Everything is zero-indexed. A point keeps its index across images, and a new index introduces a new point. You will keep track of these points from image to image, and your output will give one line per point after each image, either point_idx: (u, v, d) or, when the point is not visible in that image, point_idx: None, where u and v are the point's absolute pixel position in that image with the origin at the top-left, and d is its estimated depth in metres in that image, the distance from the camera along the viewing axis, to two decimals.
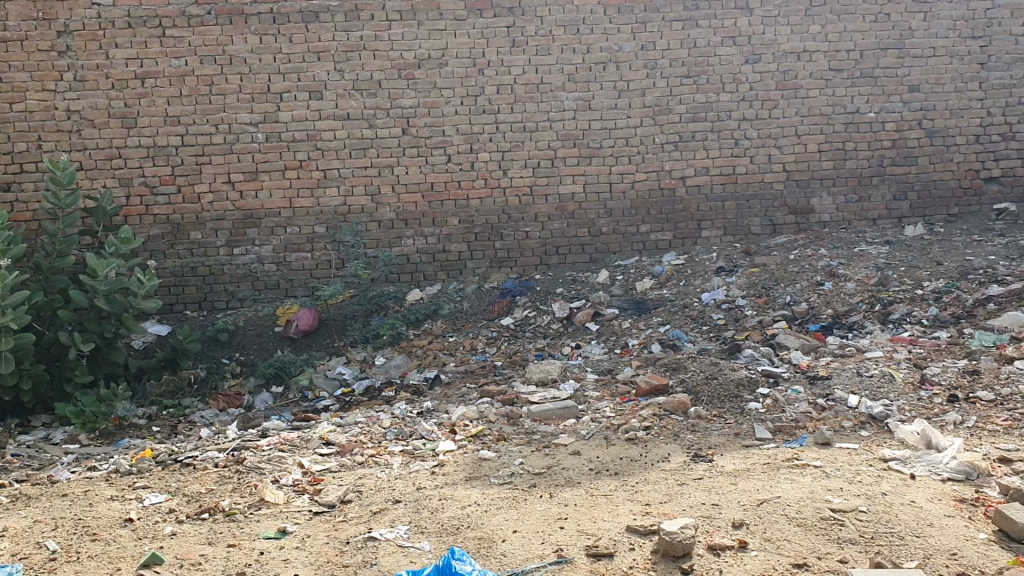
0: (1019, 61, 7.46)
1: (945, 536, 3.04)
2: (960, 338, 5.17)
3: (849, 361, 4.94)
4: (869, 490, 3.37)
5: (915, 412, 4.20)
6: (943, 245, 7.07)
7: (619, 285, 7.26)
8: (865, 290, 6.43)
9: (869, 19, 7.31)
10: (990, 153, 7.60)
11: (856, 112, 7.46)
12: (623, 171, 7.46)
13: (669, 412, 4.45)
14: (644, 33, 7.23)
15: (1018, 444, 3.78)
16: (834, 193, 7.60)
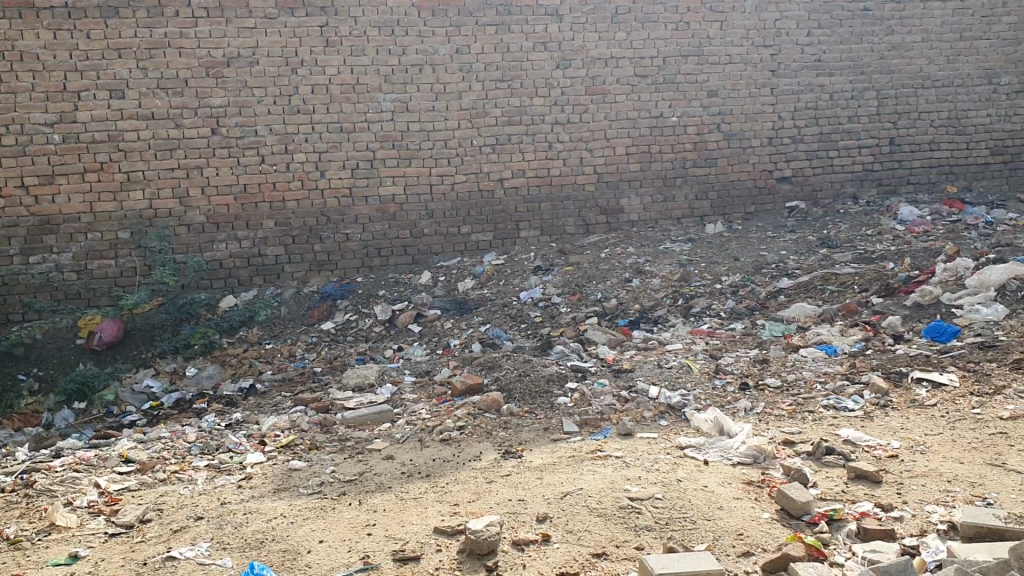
0: (806, 69, 8.01)
1: (733, 518, 3.23)
2: (754, 329, 5.51)
3: (652, 354, 5.17)
4: (665, 478, 3.54)
5: (709, 400, 4.45)
6: (740, 242, 7.51)
7: (441, 286, 7.28)
8: (669, 285, 6.75)
9: (670, 27, 7.66)
10: (782, 155, 8.13)
11: (661, 116, 7.81)
12: (442, 173, 7.49)
13: (482, 411, 4.50)
14: (458, 37, 7.29)
15: (801, 426, 4.07)
16: (641, 193, 7.92)
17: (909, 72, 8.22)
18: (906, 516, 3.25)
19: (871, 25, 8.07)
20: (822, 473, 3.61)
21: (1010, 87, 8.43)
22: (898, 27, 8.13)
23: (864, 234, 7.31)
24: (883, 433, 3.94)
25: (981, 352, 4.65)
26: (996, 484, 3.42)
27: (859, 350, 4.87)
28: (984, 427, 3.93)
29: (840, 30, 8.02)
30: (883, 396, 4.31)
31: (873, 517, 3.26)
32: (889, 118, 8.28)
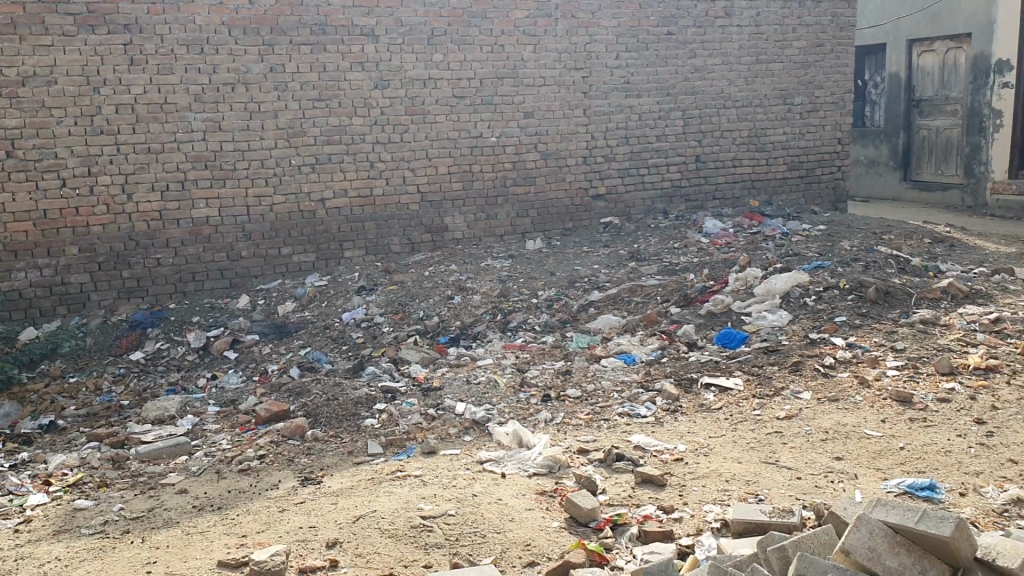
0: (616, 91, 8.34)
1: (522, 529, 3.31)
2: (563, 341, 5.69)
3: (462, 371, 5.24)
4: (461, 494, 3.59)
5: (512, 414, 4.57)
6: (557, 257, 7.71)
7: (259, 310, 7.11)
8: (489, 301, 6.85)
9: (486, 49, 7.81)
10: (596, 173, 8.42)
11: (479, 136, 7.93)
12: (260, 193, 7.34)
13: (286, 437, 4.43)
14: (271, 56, 7.18)
15: (596, 435, 4.24)
16: (464, 212, 8.01)
17: (711, 93, 8.69)
18: (685, 516, 3.41)
19: (675, 48, 8.48)
20: (612, 480, 3.75)
21: (803, 108, 9.05)
22: (700, 51, 8.57)
23: (671, 247, 7.65)
24: (671, 438, 4.15)
25: (764, 356, 4.99)
26: (768, 481, 3.65)
27: (656, 359, 5.15)
28: (762, 427, 4.22)
29: (647, 53, 8.39)
30: (674, 401, 4.58)
31: (655, 519, 3.40)
32: (696, 137, 8.71)
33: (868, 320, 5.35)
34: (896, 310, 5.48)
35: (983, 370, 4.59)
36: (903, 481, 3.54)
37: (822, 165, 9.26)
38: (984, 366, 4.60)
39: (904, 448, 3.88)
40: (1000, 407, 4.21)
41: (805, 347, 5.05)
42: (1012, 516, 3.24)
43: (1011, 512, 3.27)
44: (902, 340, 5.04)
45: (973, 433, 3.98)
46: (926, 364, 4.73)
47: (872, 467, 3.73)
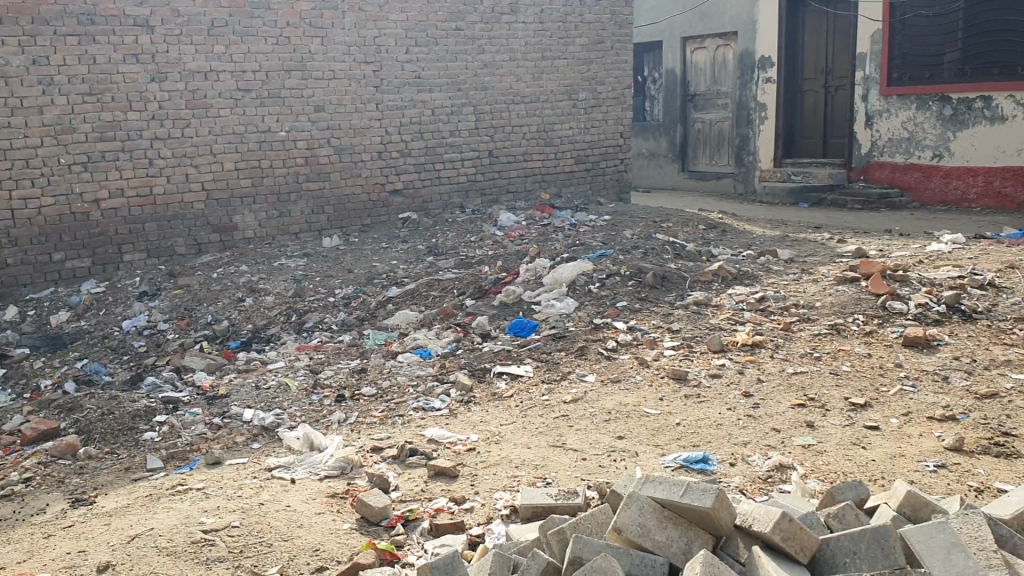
0: (407, 85, 8.30)
1: (311, 534, 3.23)
2: (359, 340, 5.65)
3: (251, 376, 5.07)
4: (246, 504, 3.46)
5: (303, 416, 4.48)
6: (354, 254, 7.60)
7: (29, 321, 6.58)
8: (283, 302, 6.64)
9: (271, 42, 7.57)
10: (391, 168, 8.35)
11: (268, 131, 7.68)
12: (26, 196, 6.78)
13: (55, 457, 4.12)
14: (33, 47, 6.64)
15: (389, 432, 4.22)
16: (255, 210, 7.74)
17: (500, 88, 8.83)
18: (476, 506, 3.44)
19: (463, 44, 8.55)
20: (404, 476, 3.74)
21: (587, 103, 9.37)
22: (488, 46, 8.69)
23: (467, 241, 7.72)
24: (463, 429, 4.20)
25: (552, 343, 5.18)
26: (556, 464, 3.75)
27: (450, 351, 5.24)
28: (550, 412, 4.34)
29: (436, 48, 8.41)
30: (467, 392, 4.64)
31: (447, 511, 3.42)
32: (487, 132, 8.83)
33: (648, 304, 5.63)
34: (673, 294, 5.79)
35: (750, 346, 4.93)
36: (679, 455, 3.73)
37: (607, 158, 9.64)
38: (750, 342, 4.93)
39: (680, 423, 4.10)
40: (765, 379, 4.53)
41: (590, 332, 5.27)
42: (775, 481, 3.50)
43: (774, 477, 3.52)
44: (679, 321, 5.33)
45: (740, 406, 4.27)
46: (700, 343, 5.02)
47: (652, 444, 3.91)
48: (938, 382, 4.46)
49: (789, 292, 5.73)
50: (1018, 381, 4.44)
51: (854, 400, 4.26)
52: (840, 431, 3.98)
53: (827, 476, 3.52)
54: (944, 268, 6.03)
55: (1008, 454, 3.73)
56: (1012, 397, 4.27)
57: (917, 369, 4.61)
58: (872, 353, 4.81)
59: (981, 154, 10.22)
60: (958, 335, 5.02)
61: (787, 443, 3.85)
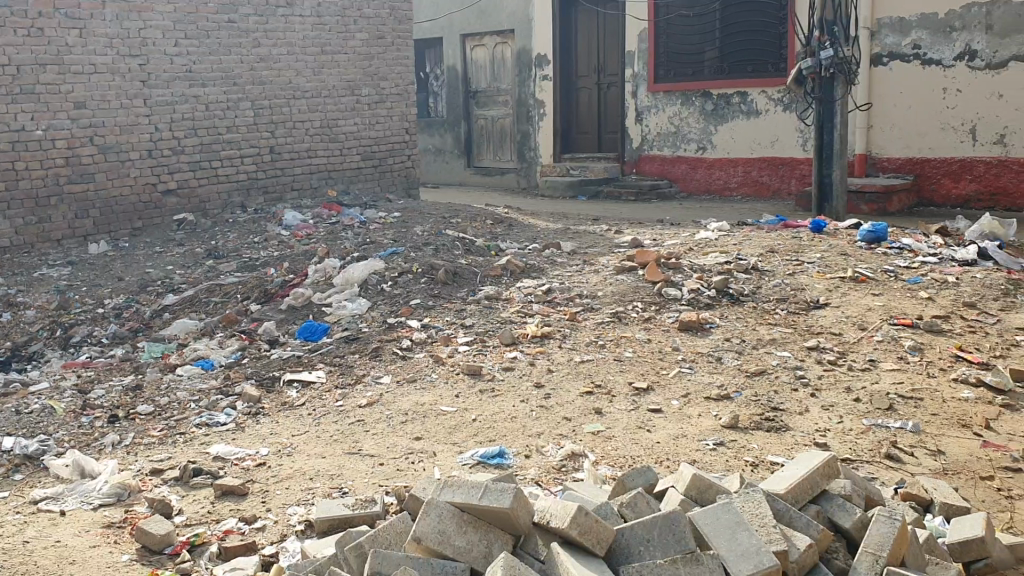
0: (177, 80, 7.84)
1: (85, 571, 2.95)
2: (133, 353, 5.28)
3: (10, 400, 4.60)
4: (8, 544, 3.13)
5: (72, 441, 4.11)
6: (125, 261, 7.09)
7: None
8: (45, 315, 6.09)
9: (20, 33, 6.90)
10: (163, 167, 7.86)
11: (22, 130, 7.00)
12: None
13: None
14: None
15: (170, 451, 3.95)
16: (10, 216, 7.03)
17: (279, 83, 8.52)
18: (269, 524, 3.27)
19: (237, 37, 8.18)
20: (188, 498, 3.51)
21: (371, 98, 9.23)
22: (263, 40, 8.36)
23: (249, 242, 7.39)
24: (253, 442, 4.00)
25: (345, 346, 5.06)
26: (352, 472, 3.64)
27: (235, 361, 5.00)
28: (344, 418, 4.22)
29: (207, 41, 7.99)
30: (255, 403, 4.43)
31: (237, 532, 3.23)
32: (267, 128, 8.50)
33: (440, 301, 5.61)
34: (464, 289, 5.81)
35: (540, 338, 5.01)
36: (476, 452, 3.73)
37: (393, 155, 9.55)
38: (540, 334, 5.02)
39: (476, 419, 4.09)
40: (555, 369, 4.62)
41: (383, 333, 5.19)
42: (569, 470, 3.57)
43: (567, 466, 3.59)
44: (471, 316, 5.34)
45: (533, 397, 4.33)
46: (492, 337, 5.06)
47: (448, 442, 3.88)
48: (713, 363, 4.72)
49: (574, 283, 5.88)
50: (782, 358, 4.77)
51: (638, 384, 4.42)
52: (627, 415, 4.12)
53: (617, 462, 3.63)
54: (713, 254, 6.40)
55: (777, 427, 4.00)
56: (777, 373, 4.59)
57: (694, 352, 4.85)
58: (652, 338, 5.02)
59: (739, 147, 10.96)
60: (729, 317, 5.33)
61: (578, 431, 3.94)
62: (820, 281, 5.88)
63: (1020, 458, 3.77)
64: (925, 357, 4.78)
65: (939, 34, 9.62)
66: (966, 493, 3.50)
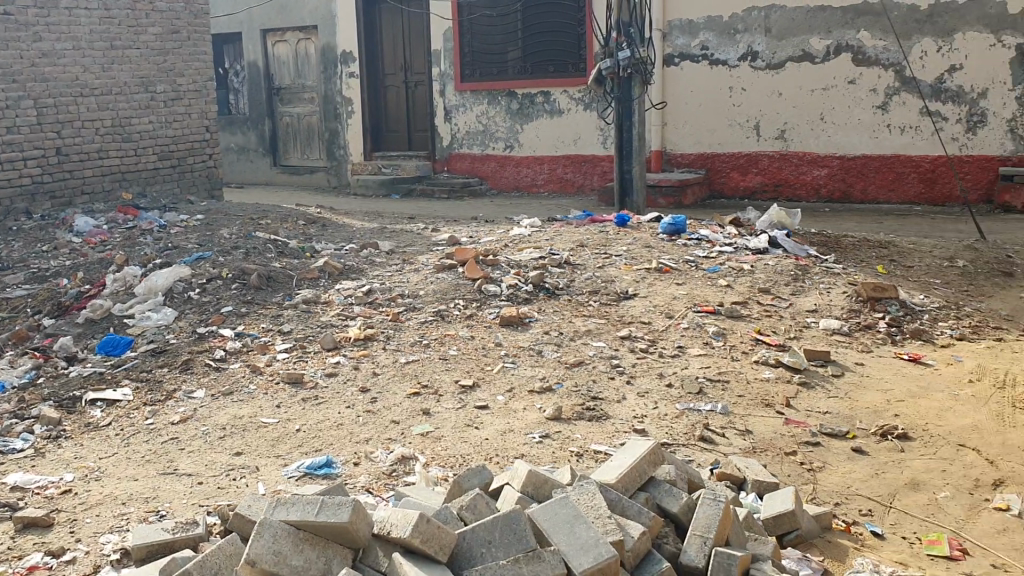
0: None
1: None
2: None
3: None
4: None
5: None
6: None
7: None
8: None
9: None
10: None
11: None
12: None
13: None
14: None
15: None
16: None
17: (65, 80, 7.92)
18: (79, 556, 3.02)
19: (15, 31, 7.52)
20: None
21: (167, 95, 8.77)
22: (45, 34, 7.74)
23: (37, 251, 6.84)
24: (55, 469, 3.70)
25: (152, 360, 4.78)
26: (169, 493, 3.44)
27: (28, 381, 4.61)
28: (156, 436, 3.98)
29: None
30: (55, 427, 4.10)
31: (43, 568, 2.96)
32: (51, 128, 7.89)
33: (253, 307, 5.41)
34: (279, 294, 5.63)
35: (362, 340, 4.93)
36: (302, 463, 3.62)
37: (193, 154, 9.12)
38: (362, 337, 4.93)
39: (300, 429, 3.97)
40: (379, 372, 4.56)
41: (194, 343, 4.94)
42: (399, 474, 3.52)
43: (398, 470, 3.54)
44: (288, 322, 5.18)
45: (358, 402, 4.24)
46: (311, 342, 4.92)
47: (271, 455, 3.74)
48: (534, 357, 4.78)
49: (393, 283, 5.82)
50: (599, 348, 4.91)
51: (463, 382, 4.43)
52: (454, 414, 4.12)
53: (448, 462, 3.62)
54: (527, 250, 6.50)
55: (599, 416, 4.12)
56: (596, 363, 4.72)
57: (515, 346, 4.91)
58: (474, 335, 5.03)
59: (545, 144, 11.23)
60: (547, 311, 5.43)
61: (406, 434, 3.89)
62: (629, 272, 6.10)
63: (817, 432, 4.07)
64: (728, 342, 5.05)
65: (724, 36, 10.22)
66: (774, 468, 3.74)
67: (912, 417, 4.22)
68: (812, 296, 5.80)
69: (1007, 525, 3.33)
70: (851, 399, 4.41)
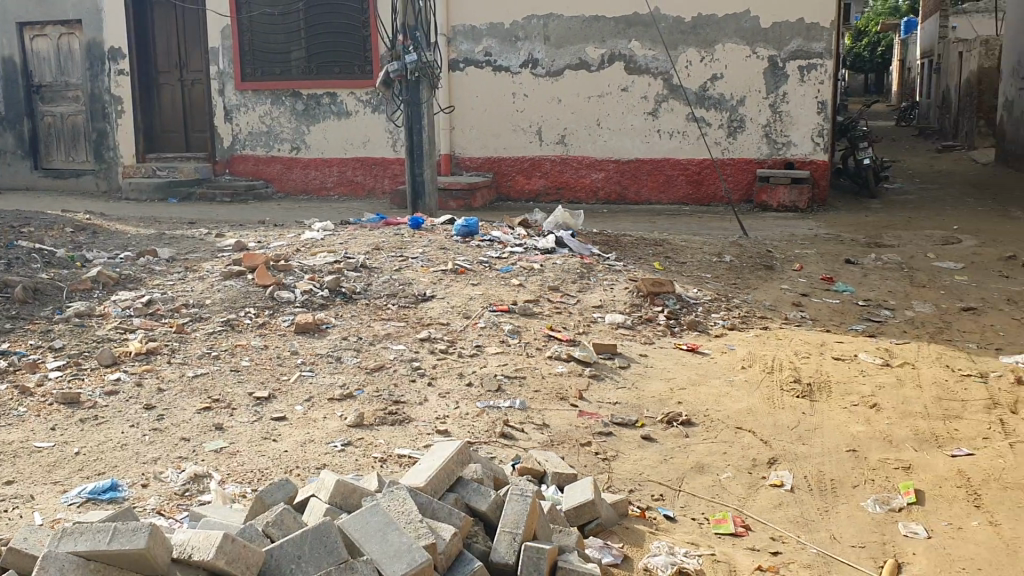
0: None
1: None
2: None
3: None
4: None
5: None
6: None
7: None
8: None
9: None
10: None
11: None
12: None
13: None
14: None
15: None
16: None
17: None
18: None
19: None
20: None
21: None
22: None
23: None
24: None
25: None
26: None
27: None
28: None
29: None
30: None
31: None
32: None
33: (19, 322, 4.97)
34: (47, 308, 5.20)
35: (145, 354, 4.65)
36: (83, 489, 3.36)
37: None
38: (145, 350, 4.65)
39: (79, 452, 3.68)
40: (165, 388, 4.31)
41: None
42: (194, 493, 3.35)
43: (191, 490, 3.36)
44: (61, 337, 4.80)
45: (144, 420, 4.00)
46: (88, 358, 4.59)
47: (47, 482, 3.45)
48: (332, 364, 4.68)
49: (177, 293, 5.52)
50: (398, 351, 4.87)
51: (258, 393, 4.28)
52: (249, 427, 3.97)
53: (245, 478, 3.48)
54: (320, 254, 6.37)
55: (401, 420, 4.09)
56: (395, 366, 4.69)
57: (312, 354, 4.79)
58: (268, 344, 4.87)
59: (333, 146, 11.06)
60: (343, 316, 5.34)
61: (199, 451, 3.71)
62: (425, 274, 6.11)
63: (609, 423, 4.24)
64: (523, 339, 5.17)
65: (505, 42, 10.43)
66: (572, 460, 3.86)
67: (694, 404, 4.49)
68: (598, 292, 6.05)
69: (781, 499, 3.62)
70: (638, 390, 4.63)
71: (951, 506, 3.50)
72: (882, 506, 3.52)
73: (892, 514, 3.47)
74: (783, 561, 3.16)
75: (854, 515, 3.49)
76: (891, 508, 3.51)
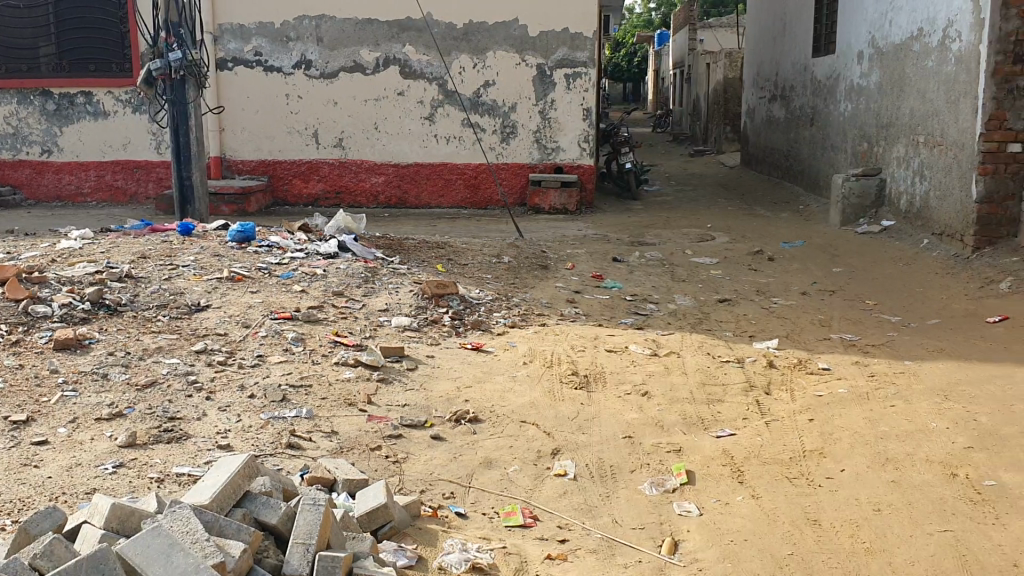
0: None
1: None
2: None
3: None
4: None
5: None
6: None
7: None
8: None
9: None
10: None
11: None
12: None
13: None
14: None
15: None
16: None
17: None
18: None
19: None
20: None
21: None
22: None
23: None
24: None
25: None
26: None
27: None
28: None
29: None
30: None
31: None
32: None
33: None
34: None
35: None
36: None
37: None
38: None
39: None
40: None
41: None
42: None
43: None
44: None
45: None
46: None
47: None
48: (97, 382, 4.37)
49: None
50: (172, 365, 4.63)
51: (14, 418, 3.92)
52: (6, 455, 3.63)
53: (4, 510, 3.18)
54: (79, 264, 5.93)
55: (178, 437, 3.89)
56: (169, 382, 4.44)
57: (75, 372, 4.45)
58: (23, 364, 4.48)
59: (89, 149, 10.33)
60: (108, 330, 5.00)
61: None
62: (198, 283, 5.84)
63: (399, 425, 4.24)
64: (307, 346, 5.06)
65: (277, 43, 10.15)
66: (362, 465, 3.82)
67: (481, 401, 4.58)
68: (382, 296, 6.02)
69: (565, 488, 3.76)
70: (425, 391, 4.66)
71: (718, 483, 3.77)
72: (657, 489, 3.75)
73: (667, 495, 3.70)
74: (570, 548, 3.30)
75: (632, 499, 3.68)
76: (665, 489, 3.74)
